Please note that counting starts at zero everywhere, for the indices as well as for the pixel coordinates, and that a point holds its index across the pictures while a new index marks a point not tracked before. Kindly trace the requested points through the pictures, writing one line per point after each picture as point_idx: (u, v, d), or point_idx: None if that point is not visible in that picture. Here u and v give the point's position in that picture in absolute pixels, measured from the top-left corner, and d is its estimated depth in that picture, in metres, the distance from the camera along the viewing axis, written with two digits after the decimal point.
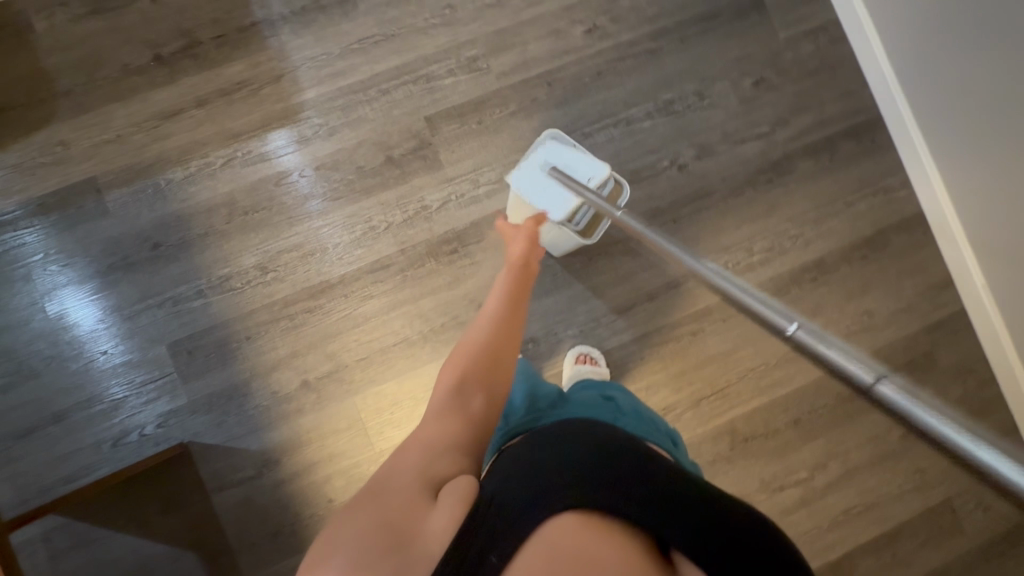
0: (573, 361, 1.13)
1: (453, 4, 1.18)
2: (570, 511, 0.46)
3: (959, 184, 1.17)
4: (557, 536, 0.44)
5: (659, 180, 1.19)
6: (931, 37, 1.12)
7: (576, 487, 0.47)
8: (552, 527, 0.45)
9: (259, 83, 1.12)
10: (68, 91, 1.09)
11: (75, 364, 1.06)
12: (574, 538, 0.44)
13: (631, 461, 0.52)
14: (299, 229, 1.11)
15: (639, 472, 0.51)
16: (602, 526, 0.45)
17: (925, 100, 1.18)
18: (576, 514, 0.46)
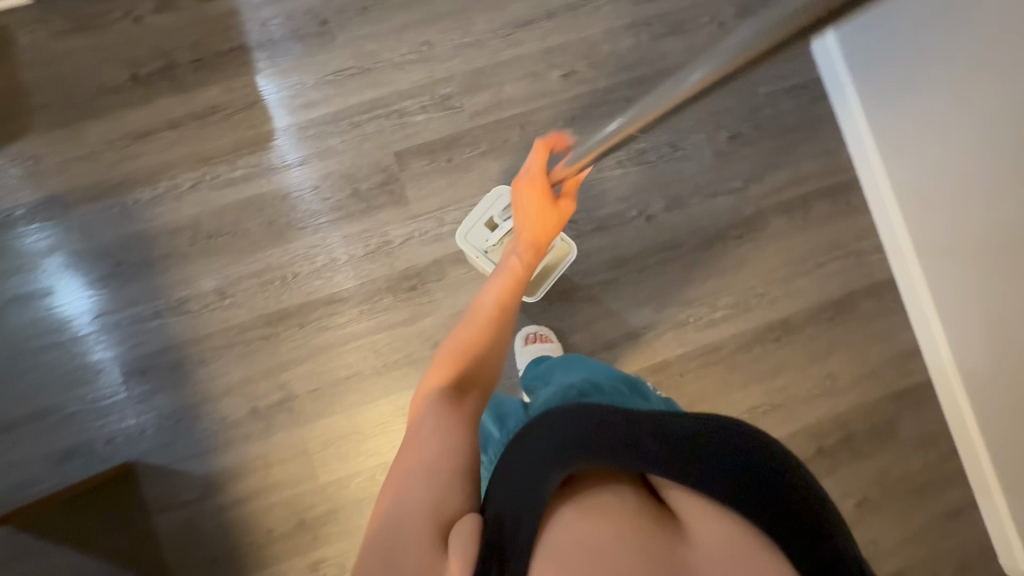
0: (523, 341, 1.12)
1: (431, 41, 1.18)
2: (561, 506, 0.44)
3: (932, 134, 1.07)
4: (561, 537, 0.42)
5: (626, 230, 1.18)
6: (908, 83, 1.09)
7: (558, 470, 0.45)
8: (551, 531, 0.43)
9: (233, 108, 1.14)
10: (45, 105, 1.11)
11: (31, 375, 1.08)
12: (579, 531, 0.42)
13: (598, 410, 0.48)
14: (262, 255, 1.12)
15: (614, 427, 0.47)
16: (596, 508, 0.43)
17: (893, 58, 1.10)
18: (569, 509, 0.44)
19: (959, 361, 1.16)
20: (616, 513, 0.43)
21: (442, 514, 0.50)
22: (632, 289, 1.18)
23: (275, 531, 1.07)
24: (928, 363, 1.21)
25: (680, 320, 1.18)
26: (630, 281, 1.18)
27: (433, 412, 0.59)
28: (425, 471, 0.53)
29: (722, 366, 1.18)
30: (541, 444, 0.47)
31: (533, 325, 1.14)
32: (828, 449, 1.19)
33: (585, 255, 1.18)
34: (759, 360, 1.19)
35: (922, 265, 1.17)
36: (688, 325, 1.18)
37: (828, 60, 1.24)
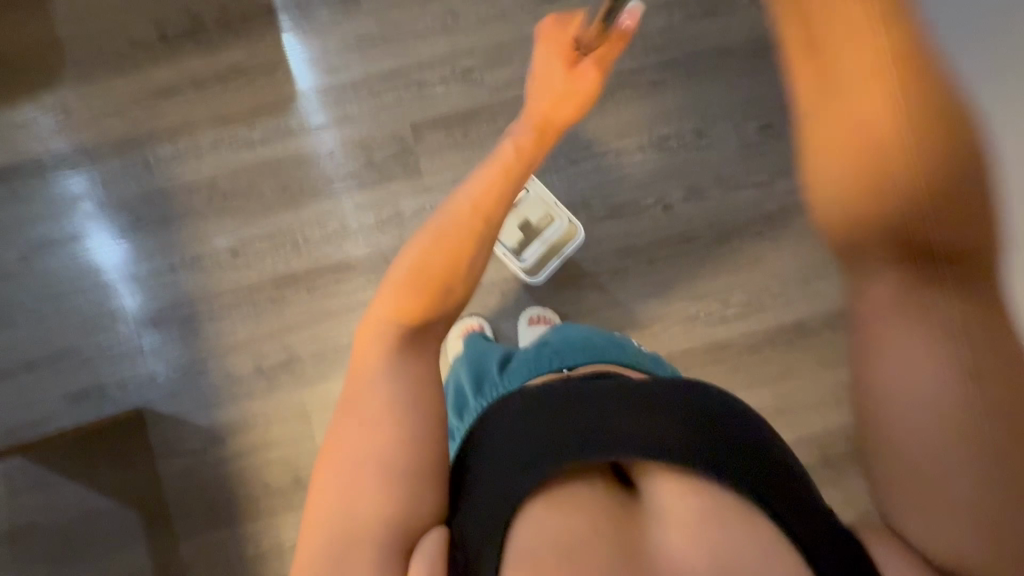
0: (526, 322, 1.11)
1: (456, 12, 1.16)
2: (532, 500, 0.48)
3: None
4: (534, 531, 0.46)
5: (641, 219, 1.15)
6: None
7: (531, 470, 0.49)
8: (524, 525, 0.47)
9: (255, 71, 1.14)
10: (76, 59, 1.14)
11: (51, 319, 1.13)
12: (551, 525, 0.46)
13: (560, 402, 0.53)
14: (276, 218, 1.14)
15: (574, 417, 0.51)
16: (565, 497, 0.48)
17: None
18: (538, 502, 0.48)
19: None
20: (580, 503, 0.48)
21: (407, 520, 0.50)
22: (642, 278, 1.15)
23: (271, 486, 1.10)
24: None
25: (690, 314, 1.15)
26: (641, 271, 1.15)
27: (393, 393, 0.53)
28: (385, 469, 0.51)
29: (730, 365, 1.15)
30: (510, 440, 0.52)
31: (538, 307, 1.13)
32: (835, 459, 1.15)
33: (597, 241, 1.15)
34: (769, 362, 1.16)
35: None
36: (697, 320, 1.15)
37: None
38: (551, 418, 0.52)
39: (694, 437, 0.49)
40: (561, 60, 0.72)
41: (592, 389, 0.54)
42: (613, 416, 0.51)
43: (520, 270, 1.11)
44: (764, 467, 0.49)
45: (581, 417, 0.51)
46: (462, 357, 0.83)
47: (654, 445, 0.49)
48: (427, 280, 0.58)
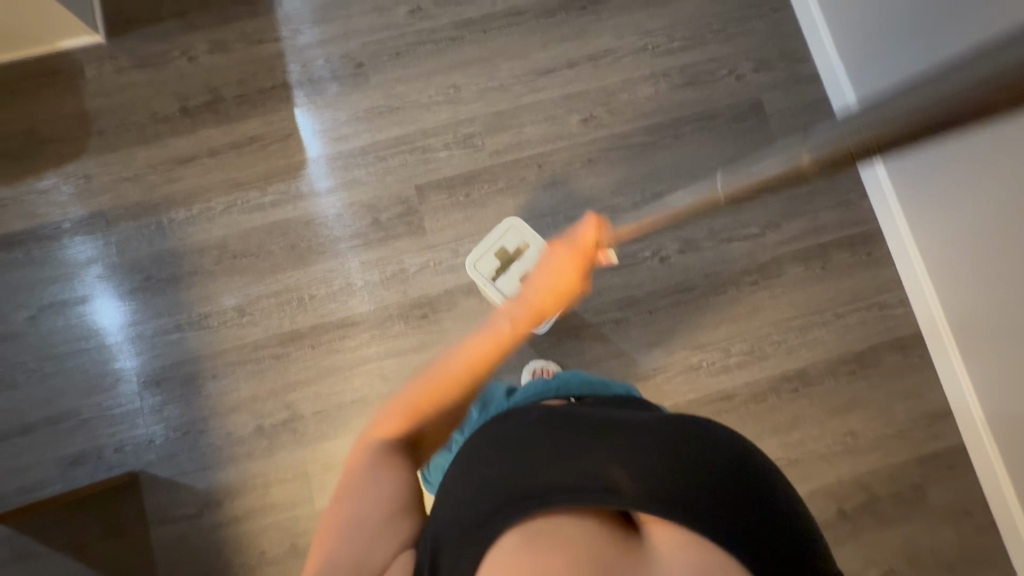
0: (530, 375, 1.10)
1: (458, 85, 1.25)
2: (511, 528, 0.44)
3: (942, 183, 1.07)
4: (506, 562, 0.43)
5: (638, 270, 1.19)
6: None
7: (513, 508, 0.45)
8: (497, 553, 0.44)
9: (270, 140, 1.22)
10: (101, 131, 1.21)
11: (54, 380, 1.13)
12: (526, 558, 0.43)
13: (563, 434, 0.48)
14: (283, 277, 1.17)
15: (582, 459, 0.45)
16: (548, 534, 0.44)
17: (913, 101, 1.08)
18: (517, 532, 0.44)
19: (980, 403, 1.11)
20: (565, 541, 0.43)
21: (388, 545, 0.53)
22: (642, 329, 1.17)
23: (267, 553, 1.07)
24: (957, 418, 1.15)
25: (692, 364, 1.16)
26: (641, 321, 1.17)
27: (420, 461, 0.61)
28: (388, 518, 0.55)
29: (735, 415, 1.14)
30: (503, 466, 0.47)
31: (540, 360, 1.13)
32: (850, 512, 1.12)
33: (596, 293, 1.18)
34: (774, 411, 1.15)
35: (940, 304, 1.14)
36: (699, 370, 1.16)
37: None
38: (554, 452, 0.46)
39: (704, 496, 0.44)
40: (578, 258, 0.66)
41: (604, 422, 0.49)
42: (618, 462, 0.45)
43: None
44: (773, 536, 0.44)
45: (589, 457, 0.45)
46: None
47: (661, 501, 0.43)
48: (411, 413, 0.60)
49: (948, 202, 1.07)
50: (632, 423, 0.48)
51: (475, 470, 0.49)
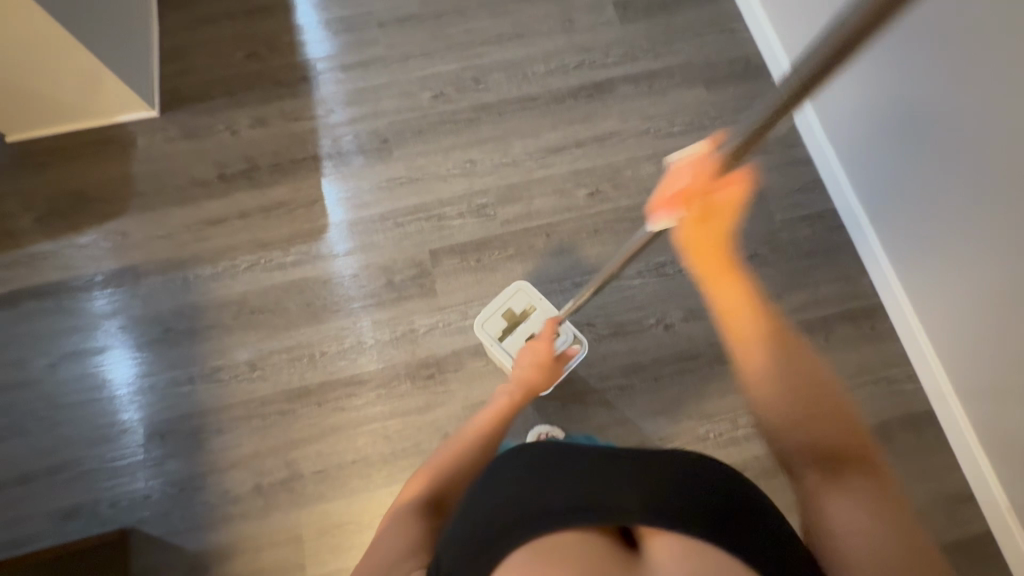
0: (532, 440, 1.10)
1: (474, 160, 1.35)
2: (520, 546, 0.47)
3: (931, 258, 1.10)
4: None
5: (644, 337, 1.20)
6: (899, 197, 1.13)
7: (520, 526, 0.49)
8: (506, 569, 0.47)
9: (296, 205, 1.30)
10: (142, 193, 1.31)
11: (62, 429, 1.14)
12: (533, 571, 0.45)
13: (564, 461, 0.53)
14: (296, 333, 1.20)
15: (582, 480, 0.51)
16: (555, 547, 0.47)
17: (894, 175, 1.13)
18: (525, 548, 0.47)
19: (1004, 486, 1.07)
20: (570, 553, 0.46)
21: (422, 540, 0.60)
22: (648, 397, 1.17)
23: None
24: (981, 501, 1.11)
25: (699, 434, 1.15)
26: (646, 388, 1.17)
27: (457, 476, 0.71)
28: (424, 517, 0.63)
29: None
30: (511, 493, 0.52)
31: (546, 425, 1.13)
32: None
33: (602, 358, 1.19)
34: (784, 488, 1.12)
35: (953, 385, 1.13)
36: (706, 441, 1.14)
37: (841, 192, 1.29)
38: (557, 477, 0.51)
39: (696, 506, 0.48)
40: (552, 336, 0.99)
41: (599, 454, 0.55)
42: (614, 481, 0.50)
43: None
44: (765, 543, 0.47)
45: (595, 482, 0.50)
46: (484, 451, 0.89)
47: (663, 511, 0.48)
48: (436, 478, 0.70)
49: (946, 280, 1.08)
50: (626, 454, 0.54)
51: (483, 501, 0.53)
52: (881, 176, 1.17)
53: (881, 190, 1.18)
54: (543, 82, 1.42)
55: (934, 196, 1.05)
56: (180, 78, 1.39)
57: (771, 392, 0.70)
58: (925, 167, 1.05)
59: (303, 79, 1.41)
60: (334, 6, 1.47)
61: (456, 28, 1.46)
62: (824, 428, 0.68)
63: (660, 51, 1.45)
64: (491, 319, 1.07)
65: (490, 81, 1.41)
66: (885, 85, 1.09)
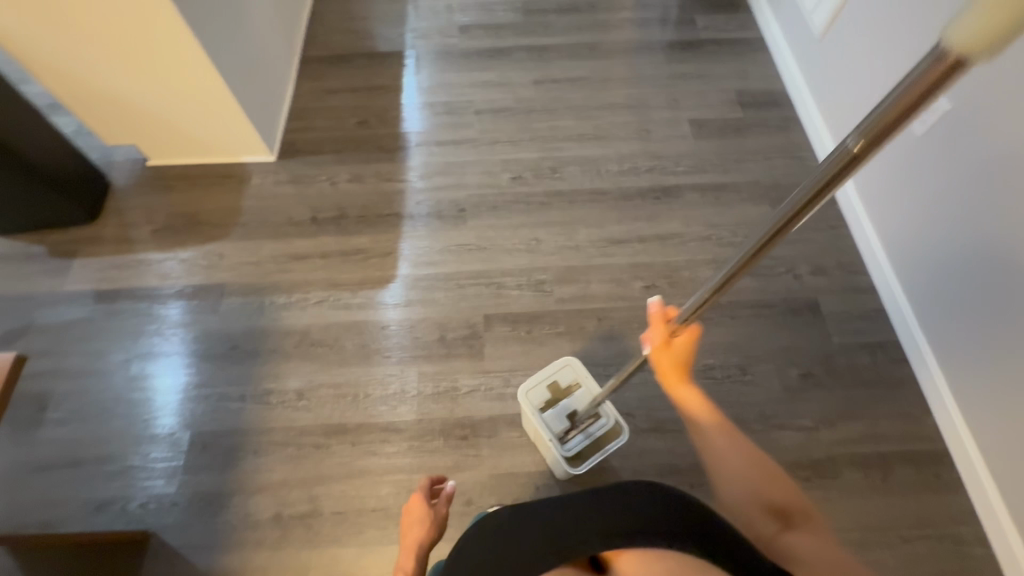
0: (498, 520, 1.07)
1: (539, 238, 1.44)
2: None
3: (995, 407, 1.05)
4: None
5: (684, 438, 1.18)
6: (955, 329, 1.13)
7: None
8: None
9: (373, 254, 1.42)
10: (245, 223, 1.47)
11: (117, 422, 1.22)
12: None
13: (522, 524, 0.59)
14: (347, 371, 1.26)
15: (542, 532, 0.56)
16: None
17: (950, 308, 1.13)
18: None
19: None
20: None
21: None
22: None
23: None
24: None
25: None
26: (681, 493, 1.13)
27: None
28: None
29: None
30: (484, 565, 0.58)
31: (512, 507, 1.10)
32: None
33: (638, 451, 1.16)
34: None
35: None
36: None
37: (903, 323, 1.27)
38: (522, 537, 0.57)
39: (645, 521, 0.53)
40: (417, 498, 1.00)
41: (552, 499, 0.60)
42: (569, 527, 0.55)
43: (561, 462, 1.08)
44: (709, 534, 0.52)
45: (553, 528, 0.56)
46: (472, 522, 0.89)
47: (621, 534, 0.52)
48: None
49: (1011, 432, 1.02)
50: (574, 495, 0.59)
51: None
52: (933, 303, 1.18)
53: (950, 324, 1.14)
54: (615, 180, 1.53)
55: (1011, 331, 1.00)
56: (299, 133, 1.61)
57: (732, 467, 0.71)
58: (992, 305, 1.03)
59: (401, 148, 1.59)
60: (441, 93, 1.68)
61: (543, 124, 1.62)
62: (772, 488, 0.69)
63: (729, 167, 1.54)
64: (538, 387, 1.09)
65: (566, 172, 1.54)
66: (943, 216, 1.12)
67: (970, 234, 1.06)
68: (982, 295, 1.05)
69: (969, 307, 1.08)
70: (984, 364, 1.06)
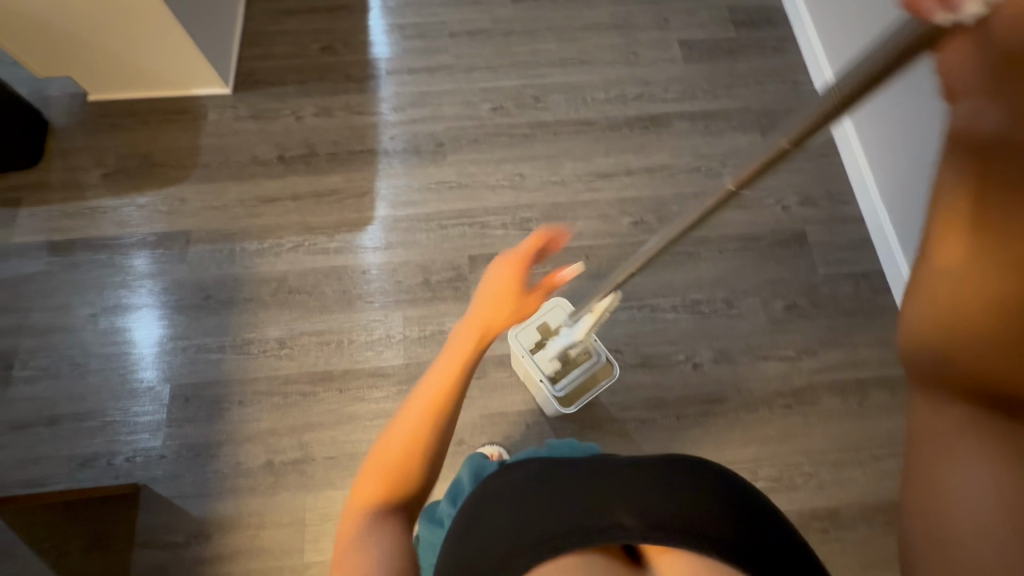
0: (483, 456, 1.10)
1: (523, 174, 1.37)
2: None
3: None
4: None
5: (670, 372, 1.19)
6: None
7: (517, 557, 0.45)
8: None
9: (347, 195, 1.34)
10: (205, 164, 1.36)
11: (91, 378, 1.17)
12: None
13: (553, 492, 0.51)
14: (329, 318, 1.23)
15: (575, 506, 0.48)
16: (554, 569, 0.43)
17: None
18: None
19: None
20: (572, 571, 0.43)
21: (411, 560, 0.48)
22: (669, 435, 1.15)
23: None
24: None
25: None
26: (667, 425, 1.16)
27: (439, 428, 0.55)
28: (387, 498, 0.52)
29: None
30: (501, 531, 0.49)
31: (500, 447, 1.13)
32: None
33: (627, 386, 1.18)
34: None
35: None
36: None
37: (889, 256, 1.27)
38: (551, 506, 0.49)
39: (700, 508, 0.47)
40: (516, 255, 0.63)
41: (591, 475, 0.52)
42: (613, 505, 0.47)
43: (552, 399, 1.07)
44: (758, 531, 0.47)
45: (588, 505, 0.48)
46: (465, 463, 0.91)
47: (672, 525, 0.45)
48: (392, 465, 0.53)
49: None
50: (624, 471, 0.52)
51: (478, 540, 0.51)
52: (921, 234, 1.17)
53: None
54: (601, 109, 1.44)
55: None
56: (256, 61, 1.46)
57: (963, 289, 0.41)
58: None
59: (370, 77, 1.46)
60: (410, 13, 1.53)
61: (523, 47, 1.50)
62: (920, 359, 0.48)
63: (721, 93, 1.46)
64: (526, 331, 1.07)
65: (550, 101, 1.44)
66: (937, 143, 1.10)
67: None
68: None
69: None
70: None
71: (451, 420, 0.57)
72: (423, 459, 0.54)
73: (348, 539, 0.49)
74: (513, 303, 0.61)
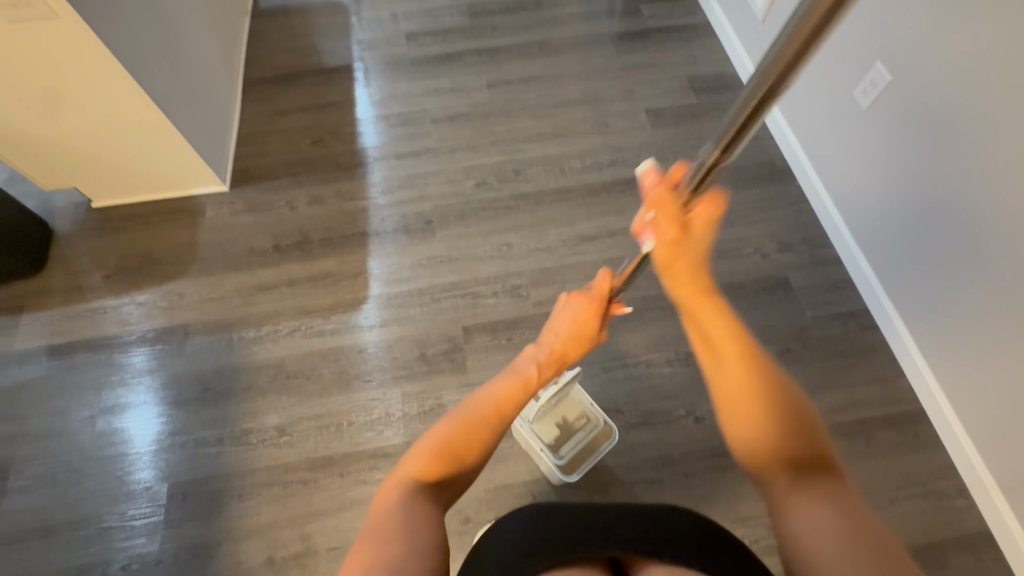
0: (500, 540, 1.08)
1: (510, 243, 1.42)
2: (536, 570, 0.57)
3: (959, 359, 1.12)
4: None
5: (673, 428, 1.18)
6: (921, 291, 1.19)
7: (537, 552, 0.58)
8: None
9: (341, 276, 1.38)
10: (204, 258, 1.41)
11: (88, 482, 1.15)
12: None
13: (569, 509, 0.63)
14: (328, 401, 1.23)
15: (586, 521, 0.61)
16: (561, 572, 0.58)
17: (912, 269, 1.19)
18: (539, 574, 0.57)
19: None
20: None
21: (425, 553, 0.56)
22: (680, 493, 1.13)
23: None
24: None
25: None
26: (677, 483, 1.14)
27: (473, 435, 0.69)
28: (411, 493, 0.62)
29: None
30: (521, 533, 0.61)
31: None
32: None
33: (631, 446, 1.17)
34: None
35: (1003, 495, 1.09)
36: None
37: (871, 292, 1.32)
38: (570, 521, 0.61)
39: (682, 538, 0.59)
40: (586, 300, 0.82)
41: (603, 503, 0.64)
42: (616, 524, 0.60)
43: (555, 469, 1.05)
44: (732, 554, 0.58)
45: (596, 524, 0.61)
46: None
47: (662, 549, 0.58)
48: (445, 454, 0.67)
49: (978, 382, 1.10)
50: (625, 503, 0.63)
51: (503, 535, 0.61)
52: (896, 270, 1.24)
53: (919, 287, 1.19)
54: (579, 176, 1.52)
55: (967, 280, 1.07)
56: (251, 158, 1.55)
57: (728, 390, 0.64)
58: (951, 263, 1.09)
59: (360, 165, 1.55)
60: (394, 105, 1.65)
61: (501, 126, 1.60)
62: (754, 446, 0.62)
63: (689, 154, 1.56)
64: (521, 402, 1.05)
65: (530, 173, 1.53)
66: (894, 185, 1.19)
67: (923, 199, 1.12)
68: (935, 250, 1.12)
69: (930, 269, 1.14)
70: (950, 320, 1.13)
71: (498, 432, 0.72)
72: (469, 457, 0.68)
73: (389, 507, 0.60)
74: (571, 348, 0.82)
